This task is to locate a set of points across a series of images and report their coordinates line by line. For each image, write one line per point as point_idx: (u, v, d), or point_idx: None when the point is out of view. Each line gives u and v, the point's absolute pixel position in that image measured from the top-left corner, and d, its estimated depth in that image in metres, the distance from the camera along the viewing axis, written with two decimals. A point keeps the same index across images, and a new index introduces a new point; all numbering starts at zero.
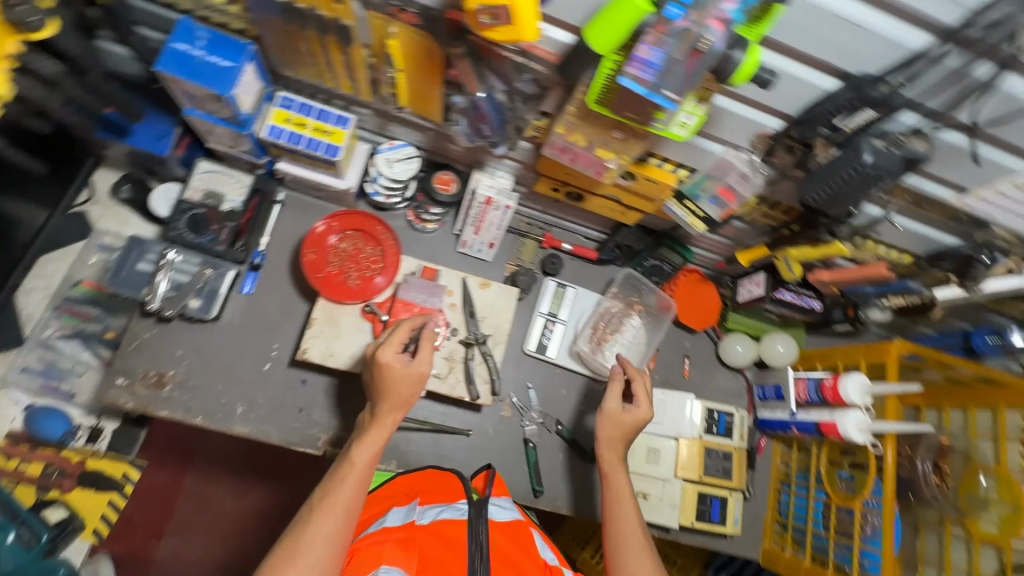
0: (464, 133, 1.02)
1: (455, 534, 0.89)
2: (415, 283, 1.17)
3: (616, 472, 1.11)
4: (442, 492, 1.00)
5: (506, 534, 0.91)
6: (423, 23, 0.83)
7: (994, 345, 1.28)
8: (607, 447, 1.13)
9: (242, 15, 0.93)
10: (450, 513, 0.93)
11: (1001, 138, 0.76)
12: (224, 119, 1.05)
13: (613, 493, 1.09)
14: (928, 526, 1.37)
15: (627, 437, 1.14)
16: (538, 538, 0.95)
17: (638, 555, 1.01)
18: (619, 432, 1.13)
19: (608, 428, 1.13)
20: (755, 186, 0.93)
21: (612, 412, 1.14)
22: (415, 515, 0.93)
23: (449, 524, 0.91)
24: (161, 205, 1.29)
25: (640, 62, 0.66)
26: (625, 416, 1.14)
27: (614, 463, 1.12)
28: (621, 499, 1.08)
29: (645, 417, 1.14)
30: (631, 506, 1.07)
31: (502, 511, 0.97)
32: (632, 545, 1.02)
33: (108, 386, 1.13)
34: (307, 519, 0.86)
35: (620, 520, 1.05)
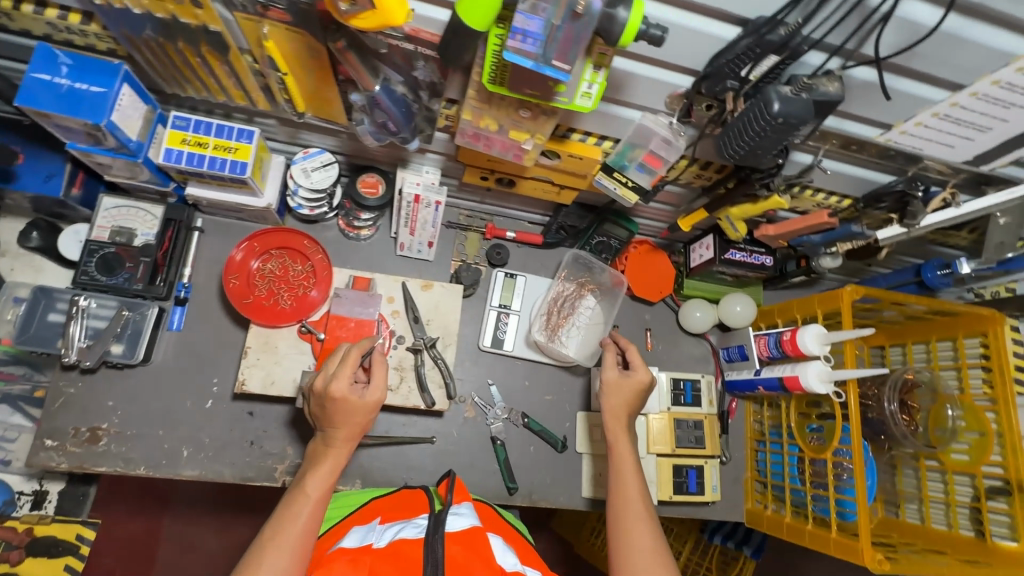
0: (370, 133, 0.94)
1: (410, 551, 0.73)
2: (347, 296, 1.11)
3: (621, 441, 1.04)
4: (404, 509, 0.86)
5: (463, 543, 0.74)
6: (294, 19, 0.75)
7: (943, 277, 1.26)
8: (612, 417, 1.06)
9: (103, 33, 0.85)
10: (409, 530, 0.78)
11: (912, 67, 0.73)
12: (111, 149, 0.96)
13: (617, 462, 1.01)
14: (904, 463, 1.38)
15: (632, 406, 1.08)
16: (501, 544, 0.77)
17: (637, 526, 0.91)
18: (620, 400, 1.08)
19: (609, 398, 1.08)
20: (678, 150, 0.87)
21: (612, 379, 1.10)
22: (371, 539, 0.78)
23: (405, 542, 0.75)
24: (71, 248, 1.19)
25: (521, 33, 0.62)
26: (625, 384, 1.09)
27: (618, 430, 1.05)
28: (625, 467, 1.00)
29: (645, 383, 1.09)
30: (636, 477, 0.98)
31: (458, 519, 0.79)
32: (634, 516, 0.92)
33: (37, 450, 1.07)
34: (256, 559, 0.77)
35: (623, 489, 0.96)
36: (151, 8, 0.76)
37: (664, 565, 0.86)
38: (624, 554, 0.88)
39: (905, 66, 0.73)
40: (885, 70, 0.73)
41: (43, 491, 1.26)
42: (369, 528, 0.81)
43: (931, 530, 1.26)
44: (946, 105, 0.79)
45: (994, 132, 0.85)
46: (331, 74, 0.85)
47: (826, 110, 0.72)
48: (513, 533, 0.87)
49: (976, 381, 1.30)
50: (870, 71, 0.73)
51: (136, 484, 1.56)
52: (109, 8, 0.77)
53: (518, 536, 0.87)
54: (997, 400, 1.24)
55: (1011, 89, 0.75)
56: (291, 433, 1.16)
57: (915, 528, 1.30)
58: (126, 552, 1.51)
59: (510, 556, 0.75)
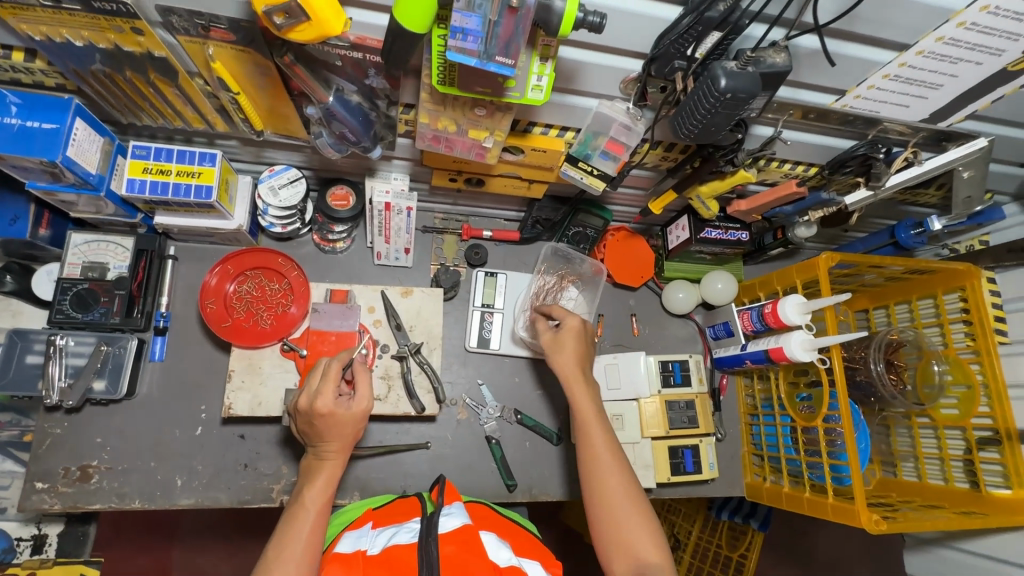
0: (331, 145, 0.94)
1: (404, 556, 0.73)
2: (326, 311, 1.09)
3: (579, 393, 1.03)
4: (397, 513, 0.87)
5: (457, 542, 0.73)
6: (238, 37, 0.74)
7: (917, 236, 1.28)
8: (568, 372, 1.06)
9: (50, 69, 0.84)
10: (403, 535, 0.78)
11: (856, 31, 0.73)
12: (71, 185, 0.95)
13: (578, 413, 1.01)
14: (896, 423, 1.38)
15: (581, 357, 1.09)
16: (494, 540, 0.77)
17: (609, 471, 0.92)
18: (570, 354, 1.08)
19: (557, 357, 1.09)
20: (639, 134, 0.89)
21: (550, 340, 1.12)
22: (365, 544, 0.79)
23: (399, 547, 0.75)
24: (45, 288, 1.17)
25: (461, 33, 0.63)
26: (567, 338, 1.10)
27: (574, 383, 1.05)
28: (587, 418, 0.99)
29: (580, 330, 1.11)
30: (600, 425, 0.98)
31: (450, 518, 0.79)
32: (603, 467, 0.93)
33: (29, 494, 1.06)
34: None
35: (589, 441, 0.96)
36: (93, 39, 0.76)
37: (641, 510, 0.88)
38: (601, 506, 0.90)
39: (849, 30, 0.73)
40: (829, 36, 0.74)
41: (42, 535, 1.24)
42: (361, 534, 0.81)
43: (928, 486, 1.27)
44: (895, 65, 0.79)
45: (946, 89, 0.86)
46: (283, 90, 0.84)
47: (774, 81, 0.72)
48: (510, 527, 0.88)
49: (959, 336, 1.32)
50: (814, 39, 0.74)
51: (138, 519, 1.55)
52: (50, 44, 0.76)
53: (513, 528, 0.88)
54: (980, 352, 1.25)
55: (956, 43, 0.76)
56: (284, 452, 1.15)
57: (913, 485, 1.31)
58: None
59: (504, 551, 0.75)
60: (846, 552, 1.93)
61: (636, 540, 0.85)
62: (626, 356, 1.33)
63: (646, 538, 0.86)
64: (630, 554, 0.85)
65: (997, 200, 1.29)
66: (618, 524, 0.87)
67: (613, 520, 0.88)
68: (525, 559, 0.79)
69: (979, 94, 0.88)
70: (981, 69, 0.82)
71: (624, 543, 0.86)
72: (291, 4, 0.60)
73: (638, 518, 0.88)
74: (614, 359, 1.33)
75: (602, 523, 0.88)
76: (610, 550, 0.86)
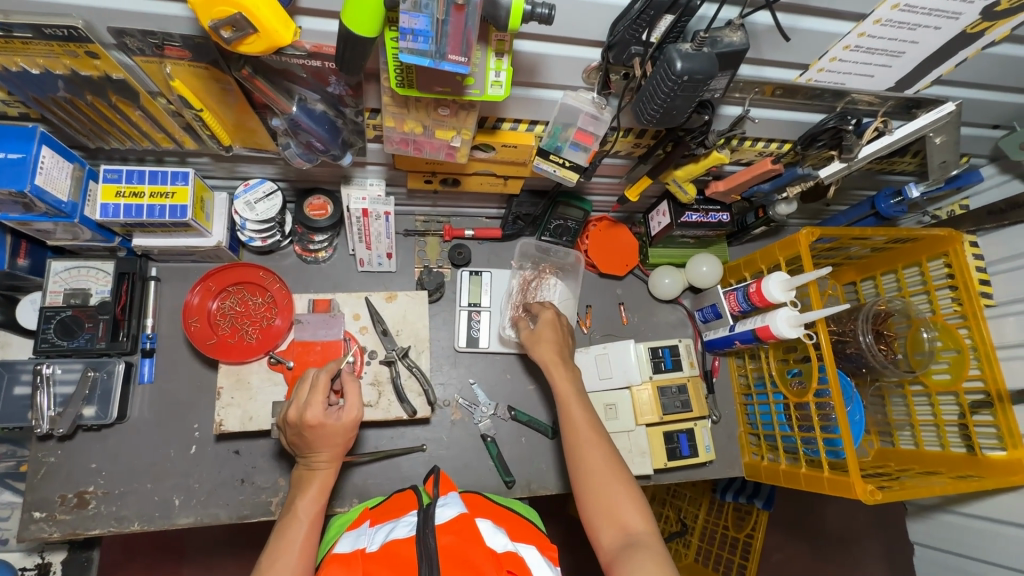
0: (300, 155, 0.94)
1: (403, 550, 0.73)
2: (310, 321, 1.12)
3: (559, 377, 1.04)
4: (394, 508, 0.86)
5: (455, 532, 0.74)
6: (195, 54, 0.74)
7: (897, 205, 1.28)
8: (548, 358, 1.07)
9: (11, 99, 0.84)
10: (400, 529, 0.78)
11: (812, 5, 0.74)
12: (44, 214, 0.95)
13: (560, 396, 1.01)
14: (891, 392, 1.38)
15: (558, 343, 1.10)
16: (491, 527, 0.78)
17: (590, 447, 0.93)
18: (547, 341, 1.10)
19: (538, 346, 1.10)
20: (607, 123, 0.88)
21: (528, 334, 1.13)
22: (364, 542, 0.78)
23: (398, 541, 0.75)
24: (30, 317, 1.17)
25: (411, 33, 0.62)
26: (543, 328, 1.12)
27: (553, 367, 1.06)
28: (569, 400, 1.00)
29: (553, 321, 1.13)
30: (581, 405, 0.99)
31: (446, 508, 0.79)
32: (585, 442, 0.93)
33: (27, 523, 1.07)
34: None
35: (571, 421, 0.97)
36: (50, 66, 0.76)
37: (625, 482, 0.88)
38: (585, 480, 0.89)
39: (804, 5, 0.73)
40: (784, 12, 0.74)
41: (46, 563, 1.24)
42: (359, 533, 0.81)
43: (925, 452, 1.27)
44: (855, 36, 0.80)
45: (907, 57, 0.86)
46: (245, 103, 0.84)
47: (734, 60, 0.72)
48: (505, 513, 0.88)
49: (946, 301, 1.32)
50: (768, 16, 0.74)
51: (148, 540, 1.56)
52: (7, 73, 0.76)
53: (509, 514, 0.88)
54: (968, 316, 1.26)
55: (912, 10, 0.77)
56: (280, 464, 1.15)
57: (910, 453, 1.30)
58: None
59: (501, 537, 0.76)
60: (854, 525, 1.93)
61: (620, 510, 0.85)
62: (616, 345, 1.33)
63: (631, 507, 0.85)
64: (617, 524, 0.84)
65: (972, 164, 1.29)
66: (603, 496, 0.87)
67: (597, 492, 0.87)
68: (522, 543, 0.79)
69: (943, 60, 0.88)
70: (941, 34, 0.82)
71: (610, 514, 0.85)
72: (238, 17, 0.60)
73: (621, 488, 0.87)
74: (604, 349, 1.34)
75: (587, 497, 0.88)
76: (597, 521, 0.85)
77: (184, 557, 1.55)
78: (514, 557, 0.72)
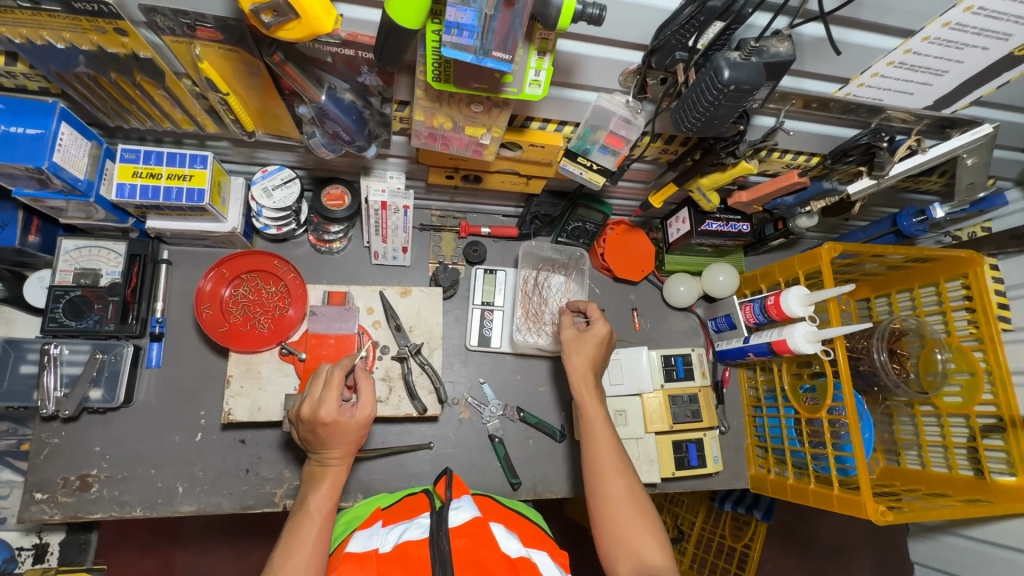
0: (324, 145, 0.92)
1: (417, 552, 0.72)
2: (324, 313, 1.09)
3: (587, 396, 1.03)
4: (406, 509, 0.84)
5: (468, 536, 0.73)
6: (226, 36, 0.72)
7: (920, 224, 1.26)
8: (578, 374, 1.06)
9: (32, 72, 0.82)
10: (414, 530, 0.77)
11: (862, 18, 0.72)
12: (60, 191, 0.93)
13: (586, 416, 1.01)
14: (900, 411, 1.36)
15: (596, 359, 1.07)
16: (504, 531, 0.77)
17: (613, 471, 0.92)
18: (583, 354, 1.07)
19: (573, 356, 1.08)
20: (639, 128, 0.86)
21: (573, 336, 1.10)
22: (376, 542, 0.76)
23: (411, 543, 0.73)
24: (38, 295, 1.14)
25: (456, 28, 0.61)
26: (589, 341, 1.08)
27: (582, 384, 1.04)
28: (595, 422, 0.99)
29: (605, 336, 1.08)
30: (606, 428, 0.99)
31: (460, 511, 0.78)
32: (608, 467, 0.93)
33: (28, 504, 1.05)
34: None
35: (595, 443, 0.97)
36: (76, 41, 0.74)
37: (643, 510, 0.88)
38: (603, 504, 0.89)
39: (854, 17, 0.72)
40: (832, 24, 0.73)
41: (44, 543, 1.24)
42: (371, 532, 0.79)
43: (932, 473, 1.26)
44: (900, 53, 0.78)
45: (950, 75, 0.85)
46: (272, 88, 0.82)
47: (778, 71, 0.71)
48: (517, 518, 0.87)
49: (961, 323, 1.31)
50: (818, 27, 0.72)
51: (143, 524, 1.55)
52: (31, 46, 0.74)
53: (520, 519, 0.87)
54: (983, 339, 1.24)
55: (962, 29, 0.75)
56: (286, 456, 1.14)
57: (916, 474, 1.29)
58: None
59: (514, 542, 0.75)
60: (849, 539, 1.94)
61: (638, 540, 0.85)
62: (628, 351, 1.32)
63: (649, 538, 0.85)
64: (633, 553, 0.84)
65: (999, 186, 1.28)
66: (622, 524, 0.87)
67: (616, 519, 0.87)
68: (533, 549, 0.78)
69: (984, 81, 0.87)
70: (987, 54, 0.81)
71: (628, 542, 0.85)
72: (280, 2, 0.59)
73: (640, 520, 0.87)
74: (616, 354, 1.32)
75: (603, 522, 0.88)
76: (613, 548, 0.86)
77: (180, 540, 1.55)
78: (527, 562, 0.71)
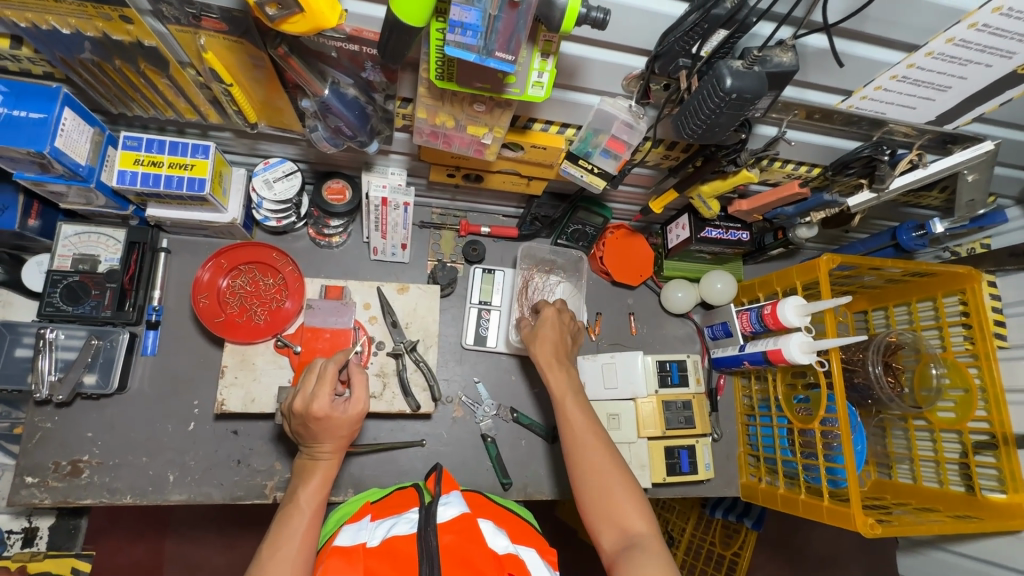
0: (326, 139, 0.93)
1: (404, 548, 0.71)
2: (321, 307, 1.09)
3: (555, 378, 1.03)
4: (395, 504, 0.84)
5: (456, 532, 0.72)
6: (231, 27, 0.73)
7: (919, 238, 1.26)
8: (546, 357, 1.06)
9: (37, 56, 0.82)
10: (402, 525, 0.76)
11: (866, 30, 0.72)
12: (60, 176, 0.93)
13: (557, 398, 1.01)
14: (893, 425, 1.36)
15: (558, 340, 1.08)
16: (492, 528, 0.76)
17: (589, 447, 0.92)
18: (546, 340, 1.08)
19: (536, 344, 1.08)
20: (641, 133, 0.86)
21: (528, 332, 1.11)
22: (364, 536, 0.76)
23: (399, 538, 0.73)
24: (35, 279, 1.14)
25: (460, 27, 0.61)
26: (544, 327, 1.09)
27: (550, 367, 1.04)
28: (565, 401, 0.99)
29: (556, 321, 1.10)
30: (579, 407, 0.99)
31: (448, 508, 0.78)
32: (583, 445, 0.93)
33: (18, 488, 1.05)
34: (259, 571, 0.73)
35: (569, 422, 0.96)
36: (81, 26, 0.74)
37: (625, 481, 0.88)
38: (585, 481, 0.89)
39: (858, 30, 0.72)
40: (837, 35, 0.73)
41: (33, 527, 1.25)
42: (359, 527, 0.79)
43: (923, 488, 1.26)
44: (904, 66, 0.78)
45: (953, 91, 0.85)
46: (276, 81, 0.82)
47: (781, 81, 0.71)
48: (507, 515, 0.87)
49: (958, 339, 1.30)
50: (822, 38, 0.73)
51: (133, 511, 1.55)
52: (36, 31, 0.74)
53: (510, 516, 0.87)
54: (979, 356, 1.24)
55: (966, 45, 0.75)
56: (278, 448, 1.14)
57: (907, 488, 1.29)
58: None
59: (502, 539, 0.74)
60: (838, 550, 1.94)
61: (622, 510, 0.85)
62: (623, 355, 1.31)
63: (632, 507, 0.85)
64: (618, 526, 0.84)
65: (999, 204, 1.28)
66: (604, 498, 0.86)
67: (597, 496, 0.87)
68: (522, 546, 0.78)
69: (987, 98, 0.87)
70: (991, 71, 0.81)
71: (611, 516, 0.85)
72: None
73: (621, 491, 0.87)
74: (611, 358, 1.31)
75: (587, 500, 0.88)
76: (599, 524, 0.85)
77: (169, 528, 1.55)
78: (515, 559, 0.71)
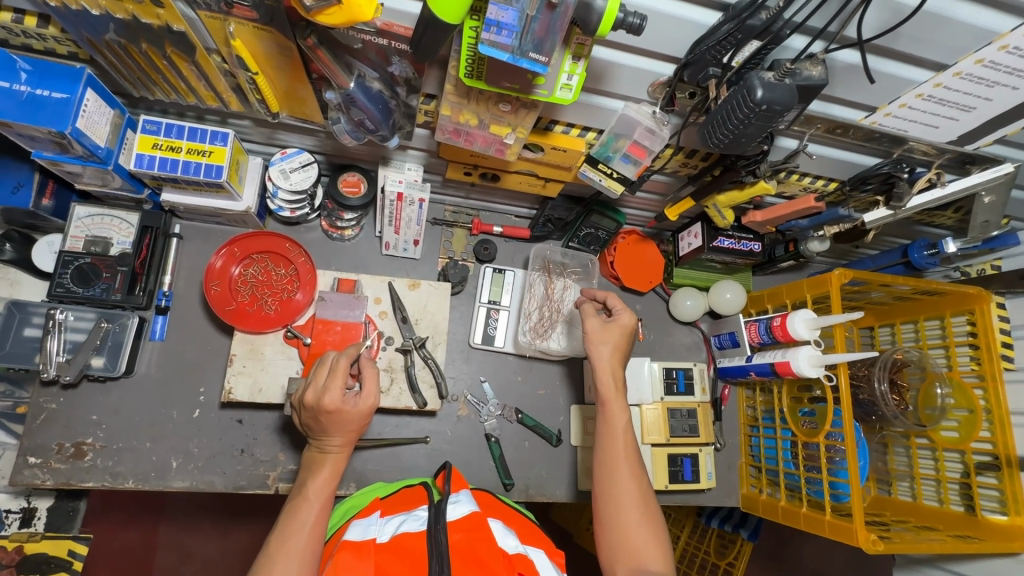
0: (348, 132, 0.92)
1: (414, 544, 0.72)
2: (332, 300, 1.09)
3: (612, 394, 1.02)
4: (405, 501, 0.84)
5: (466, 530, 0.73)
6: (260, 15, 0.72)
7: (930, 257, 1.26)
8: (603, 374, 1.04)
9: (64, 36, 0.82)
10: (412, 522, 0.76)
11: (898, 48, 0.72)
12: (79, 157, 0.92)
13: (606, 416, 1.00)
14: (895, 442, 1.35)
15: (621, 352, 1.06)
16: (502, 528, 0.76)
17: (623, 473, 0.93)
18: (612, 348, 1.06)
19: (597, 348, 1.06)
20: (662, 140, 0.85)
21: (598, 326, 1.08)
22: (373, 532, 0.76)
23: (408, 535, 0.73)
24: (45, 260, 1.13)
25: (495, 26, 0.61)
26: (615, 329, 1.07)
27: (608, 382, 1.03)
28: (613, 421, 0.99)
29: (628, 324, 1.08)
30: (625, 430, 0.99)
31: (458, 505, 0.78)
32: (619, 470, 0.94)
33: (20, 468, 1.05)
34: (267, 562, 0.73)
35: (610, 443, 0.97)
36: (110, 8, 0.73)
37: (650, 518, 0.89)
38: (608, 504, 0.91)
39: (889, 47, 0.72)
40: (868, 52, 0.74)
41: (31, 507, 1.24)
42: (368, 521, 0.78)
43: (923, 507, 1.25)
44: (931, 86, 0.78)
45: (977, 112, 0.86)
46: (302, 72, 0.83)
47: (809, 95, 0.71)
48: (515, 516, 0.87)
49: (964, 358, 1.30)
50: (853, 54, 0.73)
51: (128, 496, 1.54)
52: (65, 10, 0.73)
53: (517, 516, 0.87)
54: (985, 376, 1.23)
55: (995, 67, 0.75)
56: (282, 440, 1.13)
57: (907, 506, 1.29)
58: (122, 563, 1.50)
59: (512, 539, 0.74)
60: (828, 563, 1.95)
61: (642, 547, 0.86)
62: (631, 360, 1.32)
63: (653, 547, 0.86)
64: (635, 559, 0.85)
65: (1011, 226, 1.29)
66: (624, 528, 0.88)
67: (620, 522, 0.89)
68: (531, 547, 0.78)
69: (1009, 120, 0.88)
70: (1015, 94, 0.81)
71: (630, 548, 0.86)
72: None
73: (646, 526, 0.88)
74: None
75: (608, 523, 0.89)
76: (614, 548, 0.87)
77: (165, 515, 1.55)
78: (525, 560, 0.71)
